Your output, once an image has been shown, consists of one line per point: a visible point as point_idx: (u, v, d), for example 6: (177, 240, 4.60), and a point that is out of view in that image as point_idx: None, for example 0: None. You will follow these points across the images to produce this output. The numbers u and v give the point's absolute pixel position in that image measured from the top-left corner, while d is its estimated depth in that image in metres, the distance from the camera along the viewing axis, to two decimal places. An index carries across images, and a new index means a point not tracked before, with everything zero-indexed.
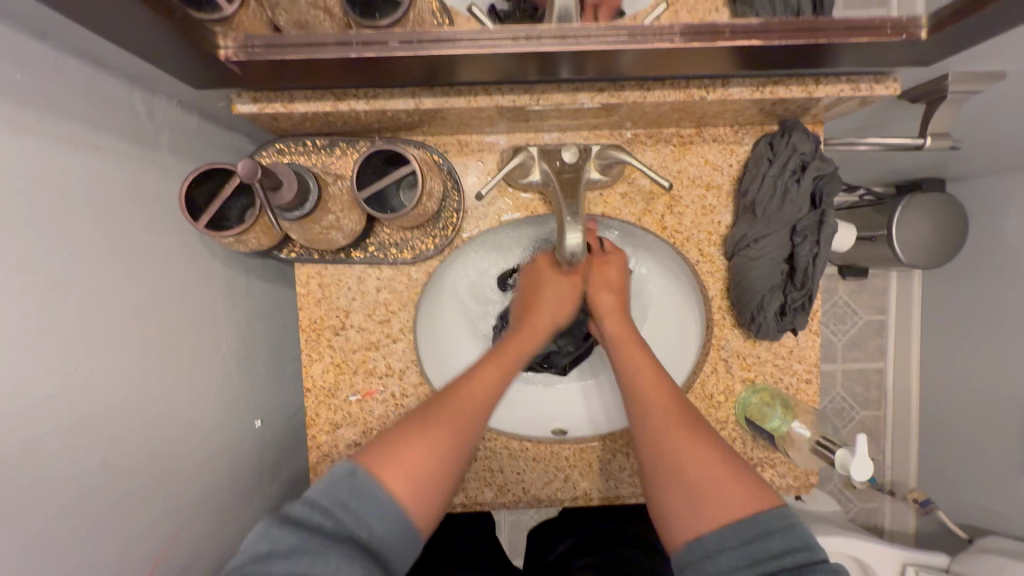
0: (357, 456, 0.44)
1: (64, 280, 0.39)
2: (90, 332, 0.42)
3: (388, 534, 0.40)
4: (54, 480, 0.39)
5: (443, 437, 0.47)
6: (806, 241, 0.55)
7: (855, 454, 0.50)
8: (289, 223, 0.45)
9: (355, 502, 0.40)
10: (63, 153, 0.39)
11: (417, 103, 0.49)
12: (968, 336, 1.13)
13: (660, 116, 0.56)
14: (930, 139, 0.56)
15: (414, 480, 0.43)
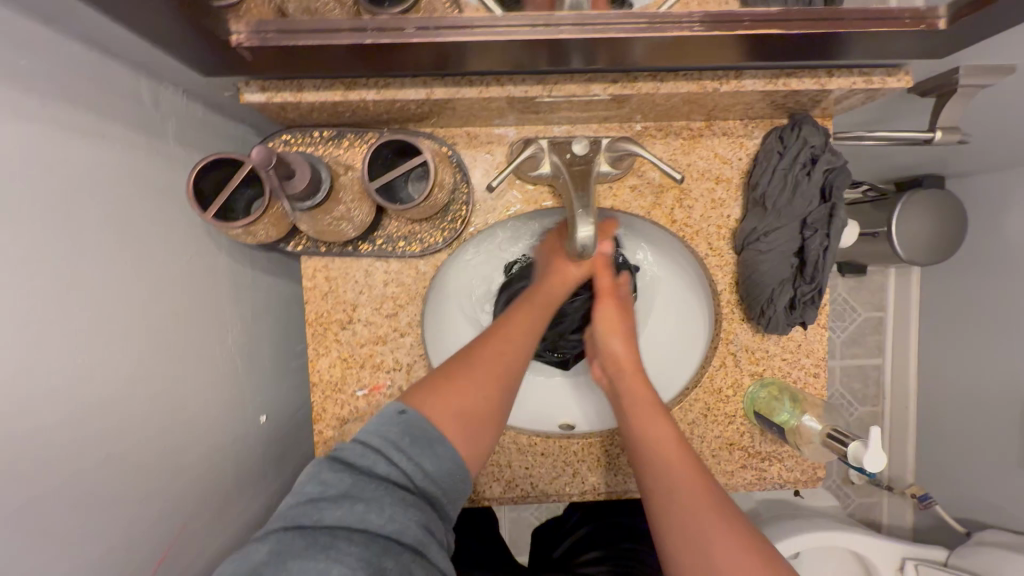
0: (407, 398, 0.45)
1: (69, 272, 0.38)
2: (94, 326, 0.41)
3: (441, 473, 0.42)
4: (62, 473, 0.38)
5: (484, 383, 0.48)
6: (816, 234, 0.55)
7: (868, 446, 0.49)
8: (300, 214, 0.44)
9: (406, 440, 0.42)
10: (68, 140, 0.38)
11: (428, 94, 0.49)
12: (968, 332, 1.13)
13: (671, 108, 0.56)
14: (940, 133, 0.56)
15: (461, 424, 0.45)
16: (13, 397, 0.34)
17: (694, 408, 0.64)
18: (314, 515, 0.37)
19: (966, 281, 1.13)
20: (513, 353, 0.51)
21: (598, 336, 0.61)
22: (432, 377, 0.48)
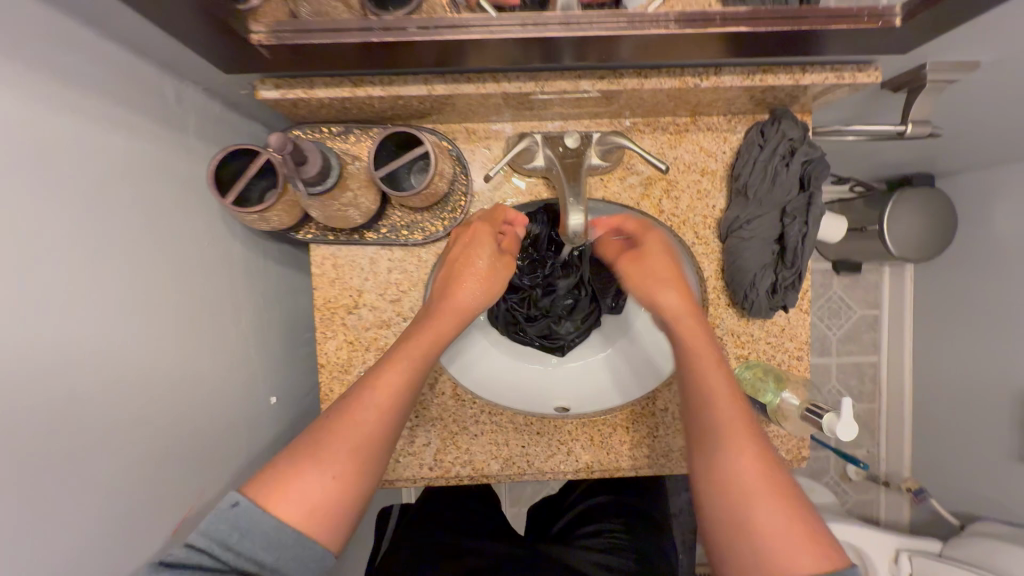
0: (245, 487, 0.43)
1: (103, 250, 0.42)
2: (125, 300, 0.45)
3: (280, 560, 0.41)
4: (96, 430, 0.42)
5: (338, 459, 0.46)
6: (796, 221, 0.59)
7: (841, 416, 0.53)
8: (312, 199, 0.48)
9: (236, 538, 0.41)
10: (101, 130, 0.42)
11: (429, 90, 0.53)
12: (961, 329, 1.15)
13: (657, 104, 0.60)
14: (912, 125, 0.59)
15: (308, 508, 0.43)
16: (55, 357, 0.38)
17: None
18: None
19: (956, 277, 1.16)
20: (374, 420, 0.49)
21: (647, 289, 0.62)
22: (281, 458, 0.45)
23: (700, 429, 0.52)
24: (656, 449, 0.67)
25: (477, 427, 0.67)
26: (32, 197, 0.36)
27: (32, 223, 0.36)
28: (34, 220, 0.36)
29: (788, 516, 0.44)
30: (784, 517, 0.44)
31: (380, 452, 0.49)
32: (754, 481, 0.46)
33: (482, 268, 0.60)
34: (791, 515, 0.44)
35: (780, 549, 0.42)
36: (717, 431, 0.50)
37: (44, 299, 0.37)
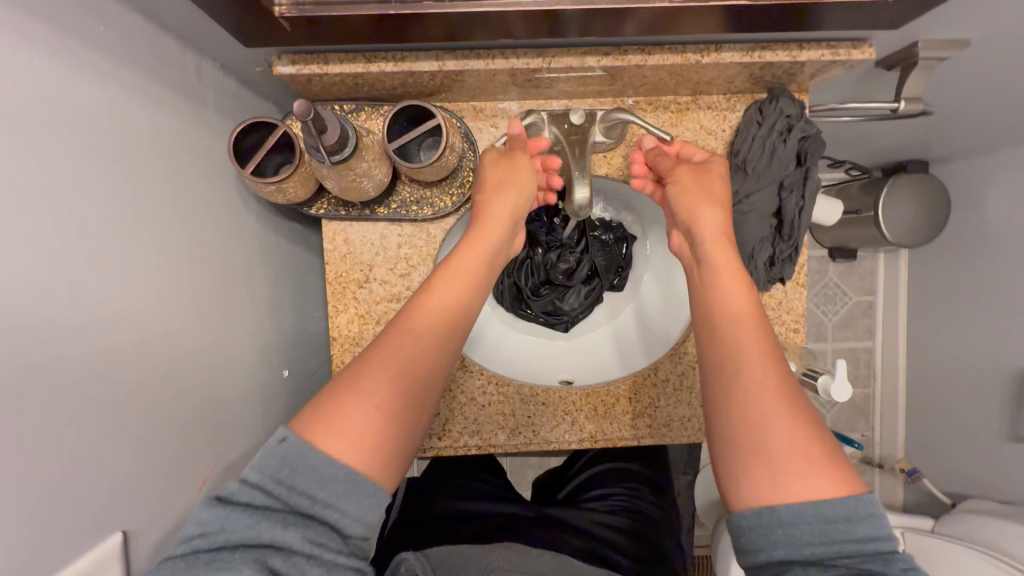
0: (292, 423, 0.42)
1: (128, 213, 0.44)
2: (149, 263, 0.46)
3: (334, 495, 0.40)
4: (129, 386, 0.44)
5: (381, 389, 0.44)
6: (792, 195, 0.62)
7: (836, 377, 0.57)
8: (328, 169, 0.50)
9: (288, 472, 0.40)
10: (125, 97, 0.43)
11: (440, 66, 0.55)
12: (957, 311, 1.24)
13: (659, 82, 0.62)
14: (903, 103, 0.61)
15: (353, 439, 0.42)
16: (93, 314, 0.40)
17: (683, 360, 0.70)
18: (218, 538, 0.38)
19: (956, 265, 1.23)
20: (413, 353, 0.47)
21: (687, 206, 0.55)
22: (326, 392, 0.45)
23: (720, 354, 0.47)
24: (658, 419, 0.70)
25: (485, 398, 0.69)
26: (62, 156, 0.38)
27: (63, 180, 0.38)
28: (65, 179, 0.38)
29: (813, 447, 0.41)
30: (804, 441, 0.41)
31: (424, 385, 0.47)
32: (774, 405, 0.43)
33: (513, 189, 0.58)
34: (816, 448, 0.41)
35: (795, 480, 0.40)
36: (738, 354, 0.46)
37: (75, 256, 0.39)
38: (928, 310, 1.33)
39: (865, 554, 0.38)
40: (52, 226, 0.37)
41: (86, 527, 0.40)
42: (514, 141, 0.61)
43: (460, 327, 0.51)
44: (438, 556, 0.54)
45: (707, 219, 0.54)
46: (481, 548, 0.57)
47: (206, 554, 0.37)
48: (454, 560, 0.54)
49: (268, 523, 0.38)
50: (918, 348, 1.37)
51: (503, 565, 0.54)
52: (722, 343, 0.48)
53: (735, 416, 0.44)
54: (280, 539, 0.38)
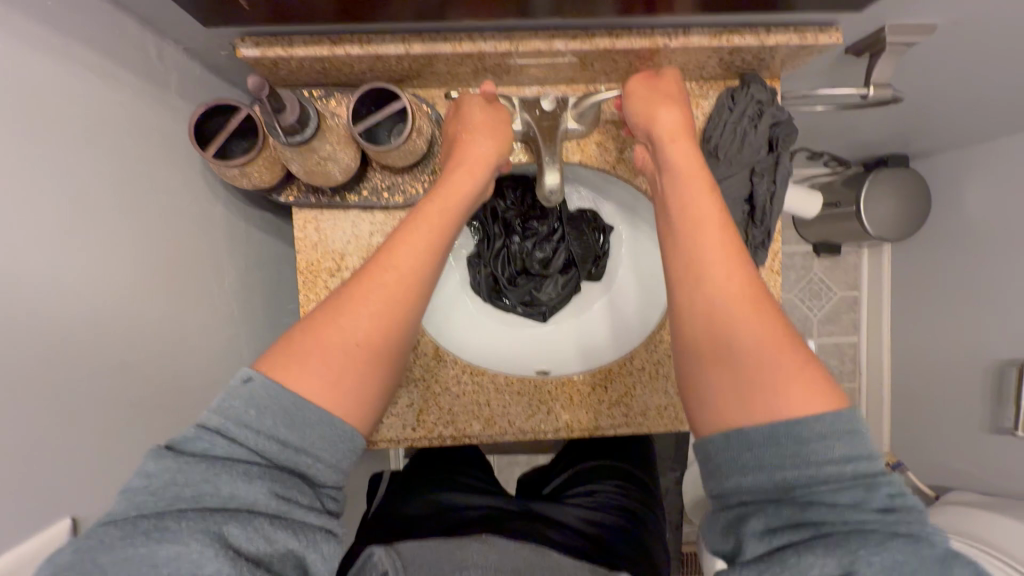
0: (257, 362, 0.44)
1: (76, 194, 0.43)
2: (100, 245, 0.45)
3: (303, 438, 0.41)
4: (85, 368, 0.43)
5: (353, 330, 0.45)
6: (763, 180, 0.62)
7: None
8: (290, 151, 0.49)
9: (253, 415, 0.40)
10: (73, 75, 0.42)
11: (407, 48, 0.54)
12: (942, 300, 1.25)
13: (630, 68, 0.62)
14: (873, 90, 0.62)
15: (326, 377, 0.43)
16: (45, 296, 0.40)
17: (659, 347, 0.69)
18: (167, 494, 0.37)
19: (941, 261, 1.25)
20: (389, 288, 0.47)
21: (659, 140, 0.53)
22: (297, 329, 0.45)
23: (698, 299, 0.45)
24: (634, 408, 0.69)
25: (459, 387, 0.68)
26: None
27: (2, 157, 0.36)
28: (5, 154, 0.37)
29: (792, 373, 0.40)
30: (787, 376, 0.40)
31: (400, 324, 0.47)
32: (762, 345, 0.41)
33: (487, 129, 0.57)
34: (800, 379, 0.40)
35: (772, 421, 0.39)
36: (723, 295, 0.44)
37: (19, 235, 0.38)
38: (911, 303, 1.33)
39: (844, 477, 0.38)
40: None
41: (31, 514, 0.39)
42: (485, 91, 0.58)
43: (439, 258, 0.50)
44: (412, 551, 0.52)
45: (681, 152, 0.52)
46: (455, 539, 0.55)
47: (155, 511, 0.37)
48: (429, 554, 0.52)
49: (226, 475, 0.39)
50: (902, 341, 1.37)
51: (478, 560, 0.51)
52: (686, 272, 0.46)
53: (704, 370, 0.44)
54: (240, 492, 0.38)
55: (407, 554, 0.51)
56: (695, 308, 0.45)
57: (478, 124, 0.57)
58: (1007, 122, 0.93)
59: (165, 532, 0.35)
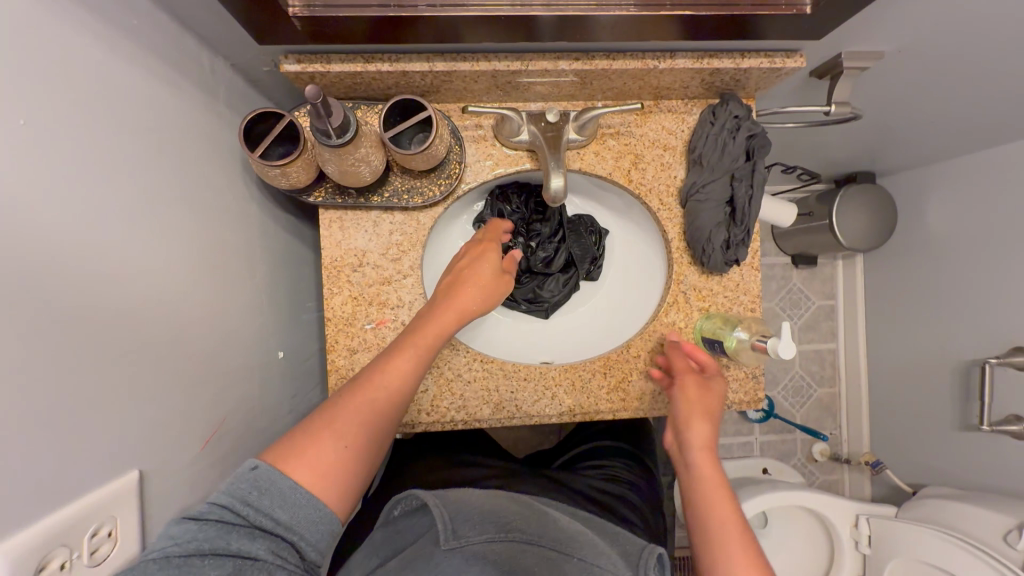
0: (262, 454, 0.50)
1: (142, 177, 0.48)
2: (160, 225, 0.50)
3: (295, 520, 0.48)
4: (153, 338, 0.48)
5: (347, 432, 0.53)
6: (742, 185, 0.70)
7: (783, 338, 0.63)
8: (330, 152, 0.55)
9: (256, 497, 0.47)
10: (143, 76, 0.48)
11: (430, 66, 0.62)
12: (909, 306, 1.34)
13: (624, 87, 0.70)
14: (835, 107, 0.71)
15: (316, 471, 0.50)
16: (126, 270, 0.45)
17: (652, 337, 0.76)
18: (188, 546, 0.42)
19: (908, 268, 1.34)
20: (373, 408, 0.56)
21: (680, 418, 0.68)
22: (299, 428, 0.53)
23: (713, 547, 0.58)
24: (631, 392, 0.75)
25: (471, 373, 0.74)
26: (84, 118, 0.42)
27: (88, 139, 0.42)
28: (89, 137, 0.42)
29: None
30: None
31: (381, 436, 0.56)
32: None
33: (484, 276, 0.70)
34: None
35: None
36: (723, 547, 0.57)
37: (103, 209, 0.43)
38: (882, 310, 1.43)
39: None
40: (82, 180, 0.41)
41: None
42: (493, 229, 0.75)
43: (416, 382, 0.61)
44: (457, 506, 0.56)
45: (695, 432, 0.66)
46: (501, 502, 0.60)
47: (177, 557, 0.41)
48: (473, 513, 0.56)
49: (237, 536, 0.45)
50: (875, 346, 1.46)
51: (522, 526, 0.56)
52: (707, 523, 0.60)
53: None
54: (247, 549, 0.44)
55: (452, 508, 0.56)
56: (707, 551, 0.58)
57: (485, 278, 0.70)
58: (957, 143, 1.04)
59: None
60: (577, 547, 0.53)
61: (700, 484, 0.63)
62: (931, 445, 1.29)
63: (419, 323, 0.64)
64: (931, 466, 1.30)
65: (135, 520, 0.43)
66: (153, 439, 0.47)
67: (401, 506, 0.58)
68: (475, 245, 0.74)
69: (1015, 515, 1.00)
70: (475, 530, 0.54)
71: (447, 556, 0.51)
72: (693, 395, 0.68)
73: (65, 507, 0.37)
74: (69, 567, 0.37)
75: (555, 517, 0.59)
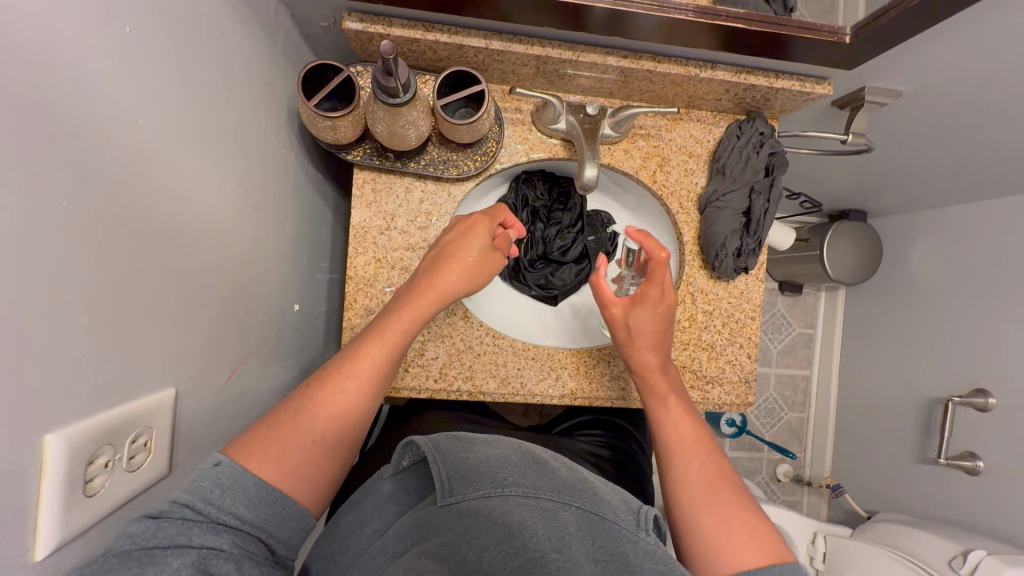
0: (224, 450, 0.48)
1: (209, 105, 0.48)
2: (218, 157, 0.51)
3: (260, 519, 0.46)
4: (198, 265, 0.48)
5: (313, 427, 0.52)
6: (759, 198, 0.74)
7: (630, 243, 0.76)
8: (383, 110, 0.57)
9: (218, 494, 0.44)
10: (221, 7, 0.49)
11: (487, 44, 0.65)
12: (886, 341, 1.41)
13: (662, 91, 0.74)
14: (852, 136, 0.76)
15: (281, 468, 0.49)
16: (186, 190, 0.46)
17: None
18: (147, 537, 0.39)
19: (887, 304, 1.41)
20: (346, 403, 0.55)
21: (628, 340, 0.69)
22: (263, 421, 0.52)
23: (674, 457, 0.66)
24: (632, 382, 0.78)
25: (481, 347, 0.76)
26: (171, 34, 0.43)
27: (169, 55, 0.42)
28: (173, 54, 0.43)
29: (730, 506, 0.59)
30: (734, 512, 0.58)
31: (353, 425, 0.56)
32: (714, 494, 0.60)
33: (471, 259, 0.67)
34: (738, 505, 0.59)
35: (729, 562, 0.54)
36: (682, 454, 0.65)
37: (175, 127, 0.44)
38: (857, 342, 1.51)
39: None
40: (159, 91, 0.41)
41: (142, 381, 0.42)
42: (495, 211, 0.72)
43: (390, 372, 0.60)
44: (455, 462, 0.56)
45: (646, 354, 0.69)
46: (501, 453, 0.59)
47: (137, 551, 0.38)
48: (470, 470, 0.55)
49: (198, 531, 0.42)
50: (848, 376, 1.54)
51: (519, 481, 0.55)
52: (670, 444, 0.67)
53: (686, 498, 0.61)
54: (212, 543, 0.42)
55: (450, 464, 0.56)
56: (676, 461, 0.65)
57: (470, 261, 0.67)
58: (949, 191, 1.11)
59: (148, 569, 0.37)
60: (574, 496, 0.55)
61: (648, 393, 0.70)
62: (896, 477, 1.34)
63: (392, 310, 0.62)
64: (889, 495, 1.36)
65: (165, 435, 0.44)
66: (187, 361, 0.48)
67: (409, 455, 0.61)
68: (465, 218, 0.70)
69: (963, 543, 1.05)
70: (470, 486, 0.54)
71: (443, 510, 0.53)
72: (638, 312, 0.69)
73: (110, 409, 0.38)
74: (111, 466, 0.38)
75: (554, 467, 0.59)
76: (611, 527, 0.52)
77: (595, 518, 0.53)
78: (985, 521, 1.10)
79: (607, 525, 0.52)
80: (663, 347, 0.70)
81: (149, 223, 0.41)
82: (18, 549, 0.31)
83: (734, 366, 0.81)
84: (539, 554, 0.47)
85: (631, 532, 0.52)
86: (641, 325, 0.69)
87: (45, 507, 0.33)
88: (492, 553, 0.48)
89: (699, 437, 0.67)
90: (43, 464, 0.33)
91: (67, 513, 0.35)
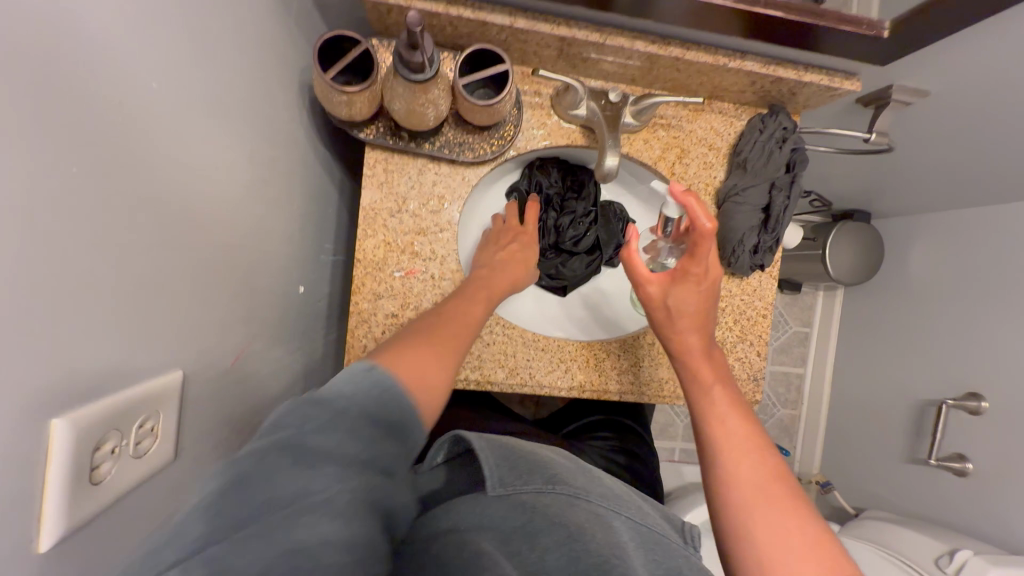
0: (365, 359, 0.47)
1: (221, 72, 0.46)
2: (229, 129, 0.48)
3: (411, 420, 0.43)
4: (206, 242, 0.46)
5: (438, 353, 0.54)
6: (780, 194, 0.73)
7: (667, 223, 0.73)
8: (403, 86, 0.54)
9: (381, 391, 0.42)
10: None
11: (511, 21, 0.62)
12: (882, 342, 1.42)
13: (687, 80, 0.72)
14: (875, 135, 0.74)
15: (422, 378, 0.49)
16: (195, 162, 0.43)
17: None
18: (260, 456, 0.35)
19: (884, 306, 1.42)
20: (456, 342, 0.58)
21: (675, 319, 0.68)
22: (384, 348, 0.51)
23: (721, 448, 0.59)
24: (641, 376, 0.77)
25: (491, 336, 0.74)
26: None
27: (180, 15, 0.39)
28: (185, 15, 0.40)
29: (786, 511, 0.52)
30: (789, 518, 0.52)
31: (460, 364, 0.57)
32: (765, 496, 0.54)
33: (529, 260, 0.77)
34: (795, 511, 0.53)
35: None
36: (728, 446, 0.59)
37: (186, 93, 0.41)
38: (853, 342, 1.52)
39: None
40: (169, 56, 0.39)
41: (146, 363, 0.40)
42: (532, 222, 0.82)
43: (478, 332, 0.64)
44: (502, 452, 0.54)
45: (689, 334, 0.68)
46: (544, 456, 0.58)
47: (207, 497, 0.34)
48: (521, 464, 0.54)
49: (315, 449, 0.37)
50: (841, 375, 1.55)
51: (569, 480, 0.54)
52: (715, 436, 0.60)
53: (734, 499, 0.55)
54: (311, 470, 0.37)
55: (497, 453, 0.53)
56: (721, 454, 0.58)
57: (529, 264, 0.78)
58: (955, 196, 1.11)
59: None
60: (622, 505, 0.54)
61: (692, 380, 0.67)
62: (884, 476, 1.36)
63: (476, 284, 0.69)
64: (877, 493, 1.38)
65: (172, 420, 0.42)
66: (192, 343, 0.45)
67: (444, 449, 0.56)
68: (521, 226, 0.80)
69: (948, 542, 1.07)
70: (522, 479, 0.52)
71: (496, 502, 0.50)
72: (680, 292, 0.68)
73: (119, 392, 0.36)
74: (118, 453, 0.36)
75: (600, 477, 0.59)
76: (662, 541, 0.51)
77: (645, 529, 0.52)
78: (971, 522, 1.12)
79: (659, 538, 0.52)
80: (707, 332, 0.68)
81: (158, 195, 0.39)
82: (19, 541, 0.29)
83: (743, 363, 0.80)
84: (603, 555, 0.45)
85: (680, 544, 0.53)
86: (684, 306, 0.67)
87: (50, 496, 0.31)
88: (556, 556, 0.45)
89: (747, 431, 0.60)
90: (49, 451, 0.31)
91: (72, 501, 0.32)
